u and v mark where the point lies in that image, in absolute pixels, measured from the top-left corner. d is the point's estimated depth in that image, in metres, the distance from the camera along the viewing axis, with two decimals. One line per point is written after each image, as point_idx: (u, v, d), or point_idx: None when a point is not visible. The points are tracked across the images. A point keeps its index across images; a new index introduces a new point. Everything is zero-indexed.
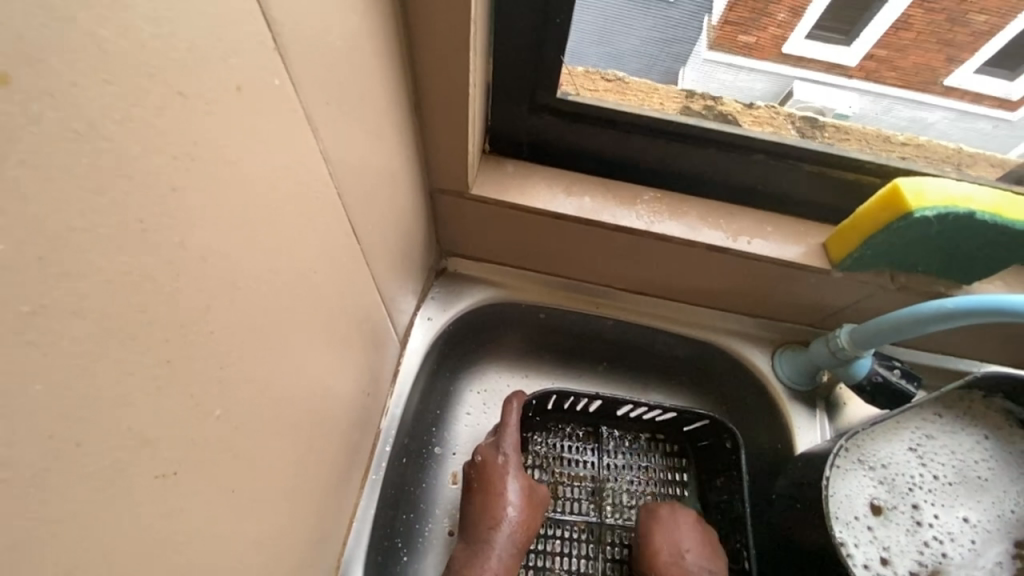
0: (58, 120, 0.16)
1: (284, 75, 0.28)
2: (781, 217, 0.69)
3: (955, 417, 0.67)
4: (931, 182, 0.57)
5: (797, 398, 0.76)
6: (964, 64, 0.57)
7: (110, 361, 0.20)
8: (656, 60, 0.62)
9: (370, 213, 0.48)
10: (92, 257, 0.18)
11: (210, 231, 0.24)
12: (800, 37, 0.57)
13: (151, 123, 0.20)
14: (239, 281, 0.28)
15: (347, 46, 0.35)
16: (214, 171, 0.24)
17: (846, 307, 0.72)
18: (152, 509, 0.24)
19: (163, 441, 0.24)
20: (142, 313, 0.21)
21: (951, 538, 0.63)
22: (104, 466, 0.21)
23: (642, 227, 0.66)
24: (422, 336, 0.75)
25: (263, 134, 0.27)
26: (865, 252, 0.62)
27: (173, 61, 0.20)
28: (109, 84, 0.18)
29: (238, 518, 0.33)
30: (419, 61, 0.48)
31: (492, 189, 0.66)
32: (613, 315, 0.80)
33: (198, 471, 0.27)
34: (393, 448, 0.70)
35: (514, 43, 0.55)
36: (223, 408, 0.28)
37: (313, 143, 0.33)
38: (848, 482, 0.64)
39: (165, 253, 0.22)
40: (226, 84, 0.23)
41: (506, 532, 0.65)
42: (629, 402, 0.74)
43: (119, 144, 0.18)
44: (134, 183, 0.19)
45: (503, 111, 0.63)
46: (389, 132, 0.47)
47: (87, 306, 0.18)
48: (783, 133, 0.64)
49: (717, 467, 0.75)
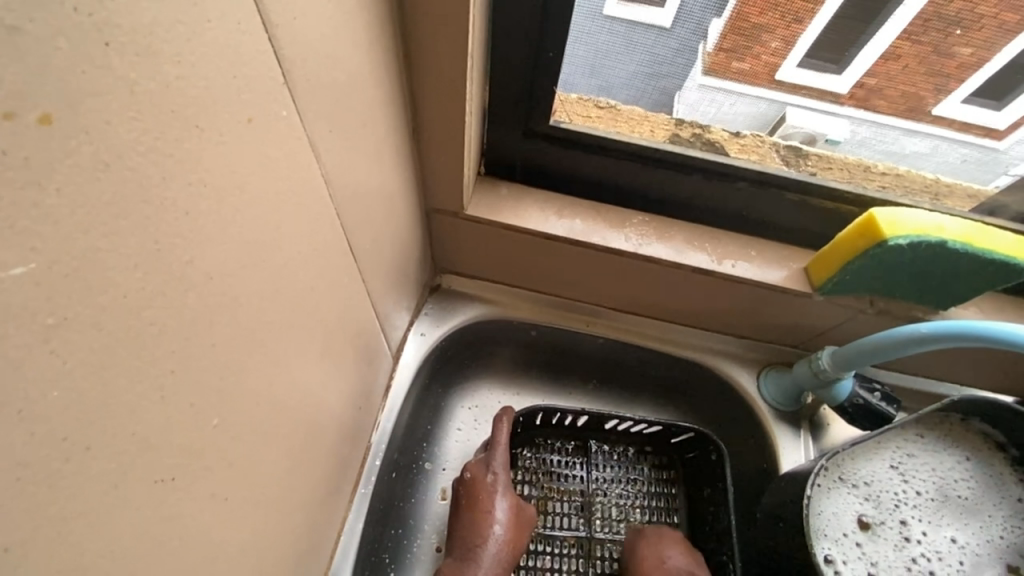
0: (90, 152, 0.18)
1: (292, 106, 0.30)
2: (765, 242, 0.72)
3: (936, 438, 0.68)
4: (905, 212, 0.60)
5: (781, 418, 0.78)
6: (952, 93, 0.59)
7: (122, 370, 0.21)
8: (645, 93, 0.65)
9: (368, 232, 0.50)
10: (112, 274, 0.20)
11: (218, 251, 0.26)
12: (793, 64, 0.59)
13: (171, 153, 0.22)
14: (242, 298, 0.29)
15: (352, 78, 0.37)
16: (225, 196, 0.26)
17: (830, 330, 0.74)
18: (151, 512, 0.25)
19: (164, 447, 0.25)
20: (151, 326, 0.23)
21: (939, 556, 0.64)
22: (110, 470, 0.22)
23: (630, 249, 0.68)
24: (414, 351, 0.76)
25: (270, 161, 0.29)
26: (843, 277, 0.65)
27: (192, 99, 0.22)
28: (136, 119, 0.20)
29: (231, 523, 0.34)
30: (418, 90, 0.51)
31: (486, 209, 0.68)
32: (603, 333, 0.82)
33: (194, 477, 0.28)
34: (383, 462, 0.71)
35: (510, 72, 0.58)
36: (220, 417, 0.30)
37: (316, 168, 0.35)
38: (833, 500, 0.65)
39: (175, 270, 0.23)
40: (238, 117, 0.26)
41: (492, 550, 0.65)
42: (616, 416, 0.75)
43: (140, 172, 0.20)
44: (152, 208, 0.21)
45: (498, 136, 0.66)
46: (388, 156, 0.50)
47: (104, 319, 0.20)
48: (767, 161, 0.67)
49: (704, 480, 0.76)
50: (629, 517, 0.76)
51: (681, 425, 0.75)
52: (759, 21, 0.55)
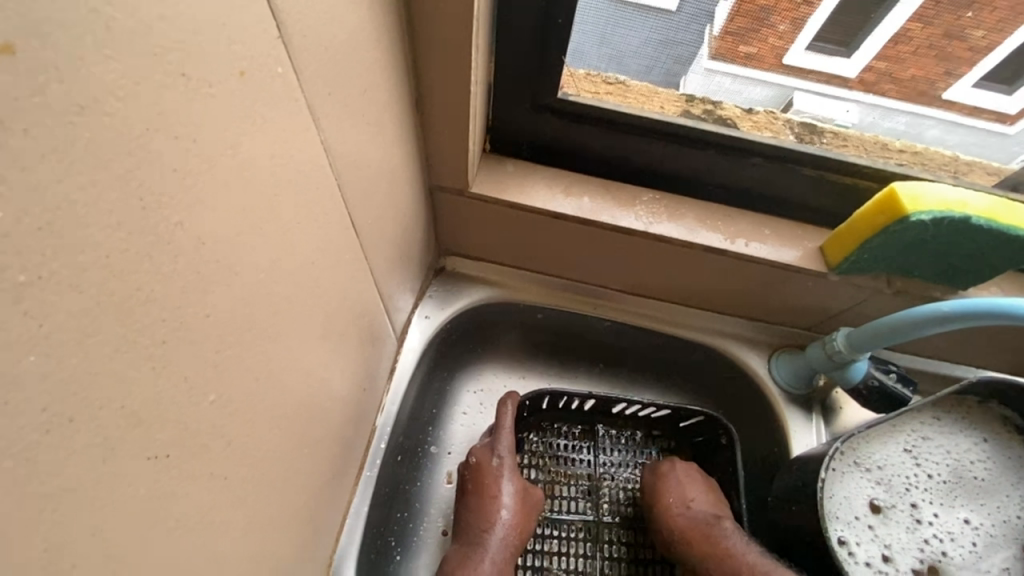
0: (62, 92, 0.16)
1: (288, 63, 0.28)
2: (779, 221, 0.70)
3: (953, 420, 0.67)
4: (928, 186, 0.58)
5: (792, 401, 0.76)
6: (963, 77, 0.57)
7: (106, 338, 0.20)
8: (657, 62, 0.62)
9: (370, 207, 0.48)
10: (91, 232, 0.18)
11: (210, 215, 0.25)
12: (800, 48, 0.57)
13: (153, 102, 0.20)
14: (237, 267, 0.28)
15: (351, 40, 0.35)
16: (216, 155, 0.24)
17: (843, 312, 0.72)
18: (144, 491, 0.24)
19: (156, 422, 0.24)
20: (138, 291, 0.21)
21: (951, 537, 0.62)
22: (97, 445, 0.21)
23: (640, 228, 0.66)
24: (419, 333, 0.75)
25: (265, 122, 0.27)
26: (861, 256, 0.62)
27: (178, 43, 0.20)
28: (113, 60, 0.18)
29: (230, 504, 0.33)
30: (421, 58, 0.49)
31: (491, 187, 0.66)
32: (610, 317, 0.80)
33: (190, 455, 0.27)
34: (388, 445, 0.70)
35: (517, 41, 0.56)
36: (217, 394, 0.28)
37: (314, 133, 0.33)
38: (846, 484, 0.63)
39: (163, 232, 0.22)
40: (230, 70, 0.24)
41: (499, 535, 0.64)
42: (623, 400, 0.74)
43: (120, 120, 0.18)
44: (135, 160, 0.19)
45: (504, 111, 0.64)
46: (390, 128, 0.48)
47: (85, 280, 0.18)
48: (782, 137, 0.64)
49: (713, 464, 0.75)
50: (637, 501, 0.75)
51: (690, 409, 0.74)
52: (764, 3, 0.54)
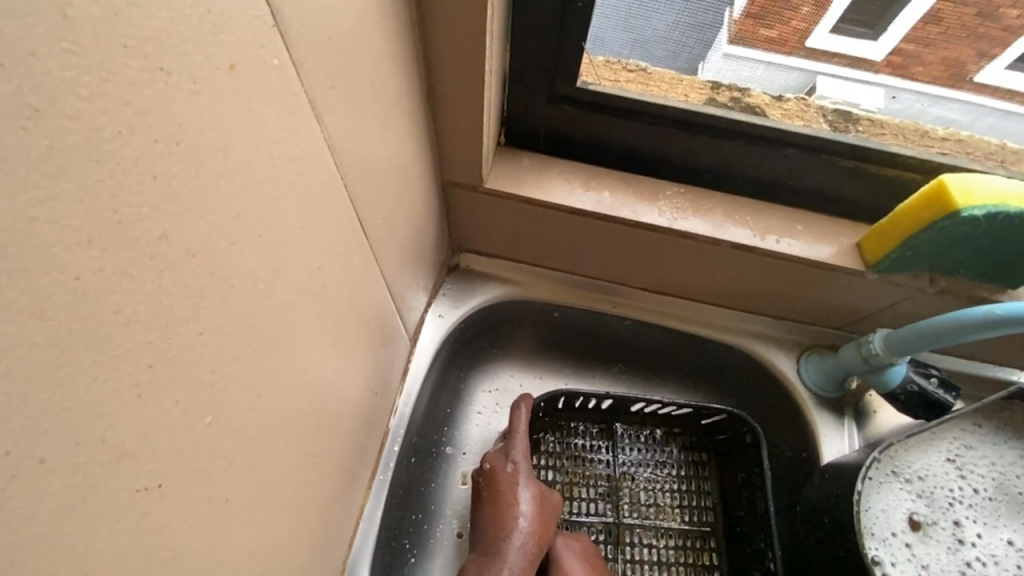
0: (12, 93, 0.14)
1: (285, 54, 0.26)
2: (813, 215, 0.65)
3: (996, 429, 0.63)
4: (979, 178, 0.53)
5: (823, 405, 0.72)
6: (997, 60, 0.52)
7: (80, 368, 0.18)
8: (684, 47, 0.58)
9: (379, 206, 0.45)
10: (58, 253, 0.16)
11: (201, 225, 0.22)
12: (824, 31, 0.53)
13: (127, 102, 0.18)
14: (234, 278, 0.26)
15: (357, 29, 0.33)
16: (205, 160, 0.22)
17: (880, 312, 0.68)
18: (133, 526, 0.22)
19: (145, 452, 0.22)
20: (117, 314, 0.19)
21: (995, 560, 0.58)
22: (74, 483, 0.19)
23: (663, 224, 0.62)
24: (433, 333, 0.73)
25: (261, 120, 0.25)
26: (903, 253, 0.58)
27: (152, 33, 0.18)
28: (75, 54, 0.15)
29: (234, 526, 0.31)
30: (431, 47, 0.46)
31: (507, 182, 0.63)
32: (631, 315, 0.77)
33: (185, 481, 0.25)
34: (402, 447, 0.68)
35: (533, 26, 0.52)
36: (215, 415, 0.26)
37: (316, 131, 0.31)
38: (883, 495, 0.59)
39: (144, 248, 0.19)
40: (218, 63, 0.21)
41: (517, 543, 0.61)
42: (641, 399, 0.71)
43: (87, 125, 0.16)
44: (106, 169, 0.17)
45: (520, 100, 0.60)
46: (401, 123, 0.45)
47: (49, 307, 0.16)
48: (814, 126, 0.60)
49: (738, 463, 0.72)
50: (658, 501, 0.72)
51: (713, 408, 0.71)
52: None
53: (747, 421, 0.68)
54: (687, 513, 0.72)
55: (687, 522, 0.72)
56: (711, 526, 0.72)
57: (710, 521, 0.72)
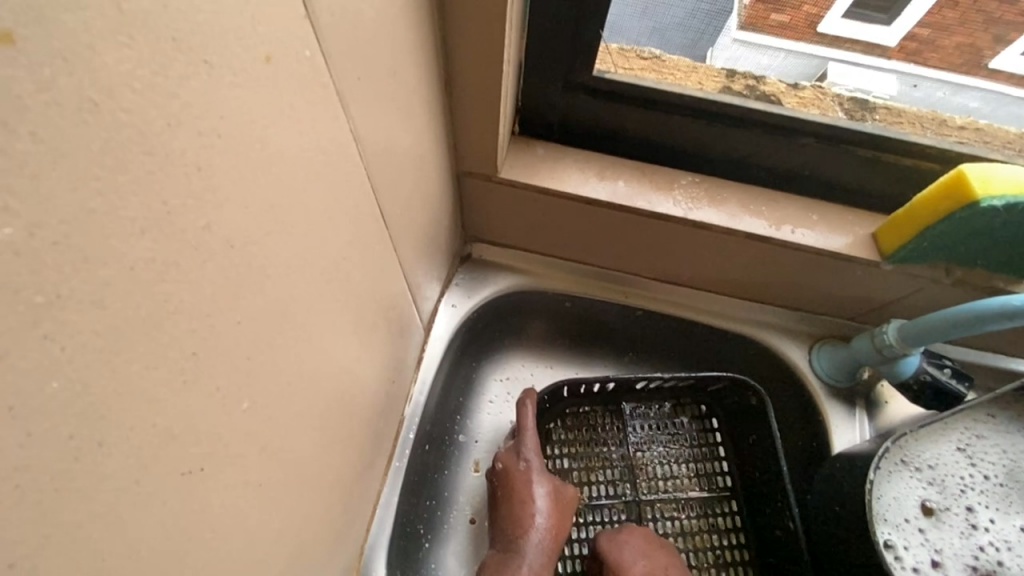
0: (73, 87, 0.14)
1: (315, 45, 0.26)
2: (829, 205, 0.65)
3: (1010, 418, 0.63)
4: (999, 168, 0.53)
5: (834, 395, 0.72)
6: (1011, 46, 0.53)
7: (133, 355, 0.18)
8: (703, 34, 0.58)
9: (399, 195, 0.46)
10: (115, 243, 0.17)
11: (240, 216, 0.23)
12: (837, 16, 0.53)
13: (175, 94, 0.18)
14: (268, 268, 0.26)
15: (381, 17, 0.33)
16: (243, 152, 0.22)
17: (894, 302, 0.68)
18: (179, 506, 0.23)
19: (189, 435, 0.22)
20: (166, 303, 0.19)
21: (1008, 546, 0.58)
22: (128, 465, 0.19)
23: (678, 214, 0.62)
24: (446, 323, 0.73)
25: (294, 111, 0.25)
26: (921, 244, 0.58)
27: (196, 25, 0.18)
28: (128, 48, 0.16)
29: (266, 507, 0.32)
30: (450, 35, 0.45)
31: (522, 171, 0.63)
32: (643, 306, 0.77)
33: (224, 465, 0.26)
34: (416, 435, 0.69)
35: (551, 13, 0.52)
36: (251, 401, 0.27)
37: (343, 121, 0.31)
38: (894, 484, 0.60)
39: (189, 238, 0.20)
40: (255, 55, 0.21)
41: (536, 540, 0.63)
42: (643, 376, 0.72)
43: (140, 118, 0.17)
44: (157, 161, 0.18)
45: (535, 89, 0.60)
46: (419, 112, 0.45)
47: (107, 296, 0.17)
48: (831, 114, 0.60)
49: (748, 424, 0.72)
50: (675, 472, 0.73)
51: (716, 375, 0.71)
52: None
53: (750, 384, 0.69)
54: (704, 480, 0.73)
55: (705, 489, 0.73)
56: (730, 489, 0.73)
57: (729, 485, 0.73)
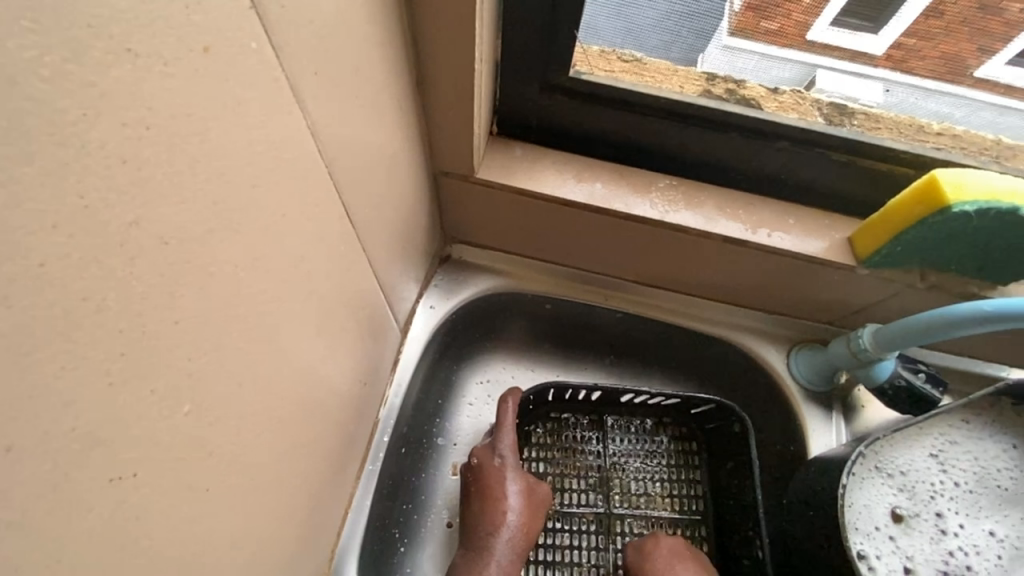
0: None
1: (264, 38, 0.25)
2: (805, 209, 0.65)
3: (983, 424, 0.63)
4: (972, 173, 0.53)
5: (811, 398, 0.72)
6: (997, 56, 0.52)
7: (47, 355, 0.18)
8: (678, 36, 0.58)
9: (367, 196, 0.45)
10: (19, 238, 0.16)
11: (175, 211, 0.22)
12: (824, 24, 0.53)
13: (93, 83, 0.17)
14: (212, 266, 0.25)
15: (341, 12, 0.32)
16: (179, 145, 0.21)
17: (870, 307, 0.68)
18: (109, 514, 0.22)
19: (119, 440, 0.22)
20: (84, 301, 0.18)
21: (976, 550, 0.59)
22: (43, 471, 0.18)
23: (655, 217, 0.62)
24: (423, 323, 0.73)
25: (240, 105, 0.25)
26: (893, 249, 0.58)
27: (120, 14, 0.17)
28: (33, 32, 0.15)
29: (215, 516, 0.31)
30: (421, 32, 0.45)
31: (499, 172, 0.63)
32: (623, 307, 0.77)
33: (162, 470, 0.25)
34: (391, 438, 0.68)
35: (526, 12, 0.51)
36: (194, 404, 0.26)
37: (299, 117, 0.30)
38: (866, 491, 0.60)
39: (114, 234, 0.19)
40: (191, 45, 0.21)
41: (505, 539, 0.62)
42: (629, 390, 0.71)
43: (50, 107, 0.16)
44: (71, 153, 0.17)
45: (513, 89, 0.60)
46: (389, 109, 0.44)
47: (12, 294, 0.16)
48: (809, 118, 0.60)
49: (728, 450, 0.72)
50: (648, 490, 0.73)
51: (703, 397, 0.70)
52: None
53: (734, 408, 0.68)
54: (676, 500, 0.73)
55: (678, 511, 0.73)
56: (701, 513, 0.73)
57: (700, 509, 0.73)
